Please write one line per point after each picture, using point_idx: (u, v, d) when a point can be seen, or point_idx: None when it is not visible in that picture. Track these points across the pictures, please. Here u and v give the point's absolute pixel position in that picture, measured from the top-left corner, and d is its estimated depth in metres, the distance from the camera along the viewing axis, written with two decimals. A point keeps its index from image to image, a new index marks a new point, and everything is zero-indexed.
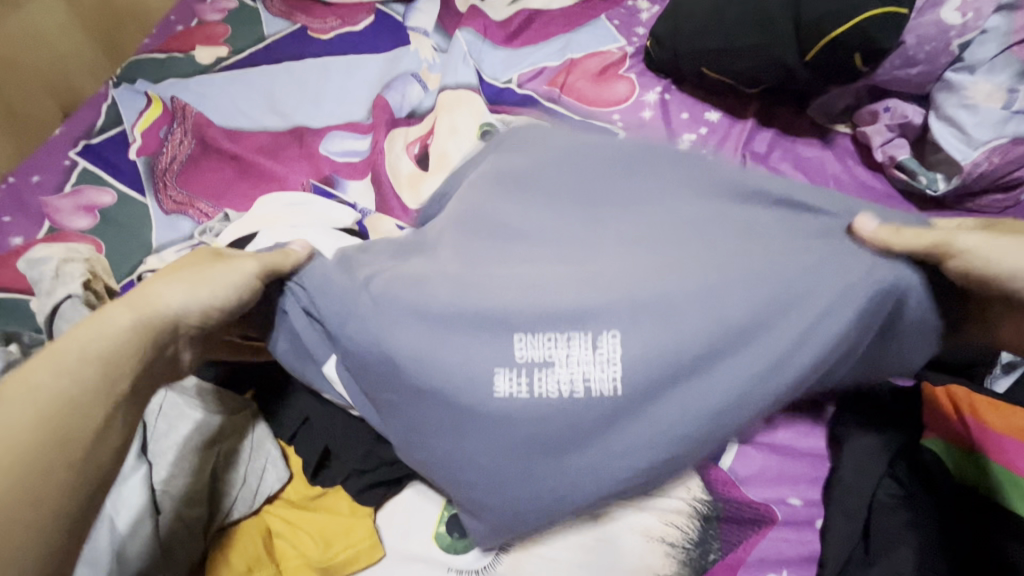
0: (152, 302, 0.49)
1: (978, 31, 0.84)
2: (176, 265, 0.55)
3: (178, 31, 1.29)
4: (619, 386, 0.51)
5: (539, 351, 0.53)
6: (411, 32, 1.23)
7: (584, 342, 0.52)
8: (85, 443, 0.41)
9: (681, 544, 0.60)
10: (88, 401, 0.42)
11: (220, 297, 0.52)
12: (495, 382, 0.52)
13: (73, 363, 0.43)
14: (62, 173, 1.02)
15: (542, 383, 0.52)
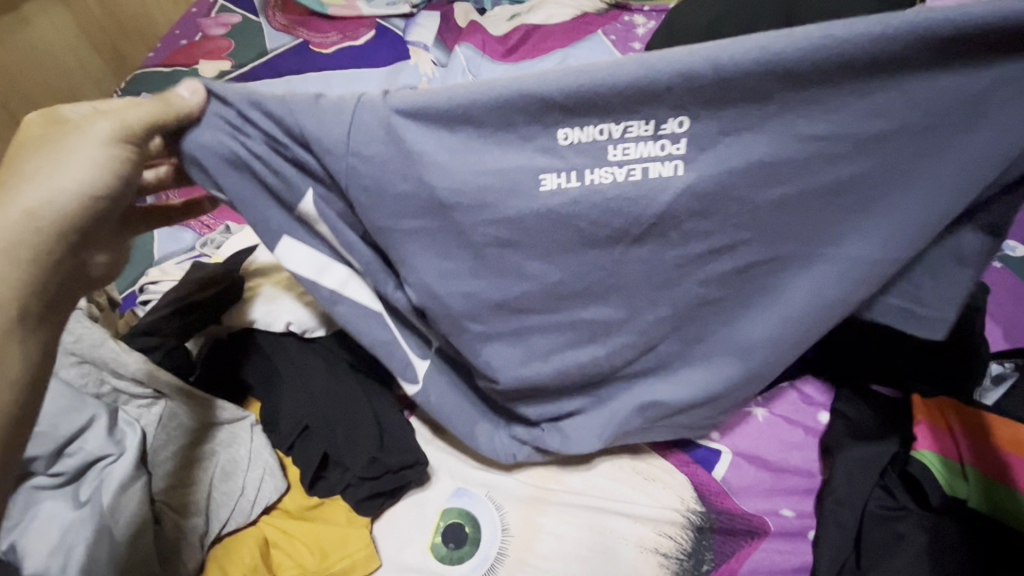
0: (16, 207, 0.41)
1: None
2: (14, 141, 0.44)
3: (182, 45, 1.31)
4: (682, 166, 0.46)
5: (591, 136, 0.45)
6: (411, 46, 1.25)
7: (643, 129, 0.45)
8: None
9: (675, 554, 0.61)
10: None
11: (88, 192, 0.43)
12: (544, 175, 0.47)
13: None
14: None
15: (594, 174, 0.47)
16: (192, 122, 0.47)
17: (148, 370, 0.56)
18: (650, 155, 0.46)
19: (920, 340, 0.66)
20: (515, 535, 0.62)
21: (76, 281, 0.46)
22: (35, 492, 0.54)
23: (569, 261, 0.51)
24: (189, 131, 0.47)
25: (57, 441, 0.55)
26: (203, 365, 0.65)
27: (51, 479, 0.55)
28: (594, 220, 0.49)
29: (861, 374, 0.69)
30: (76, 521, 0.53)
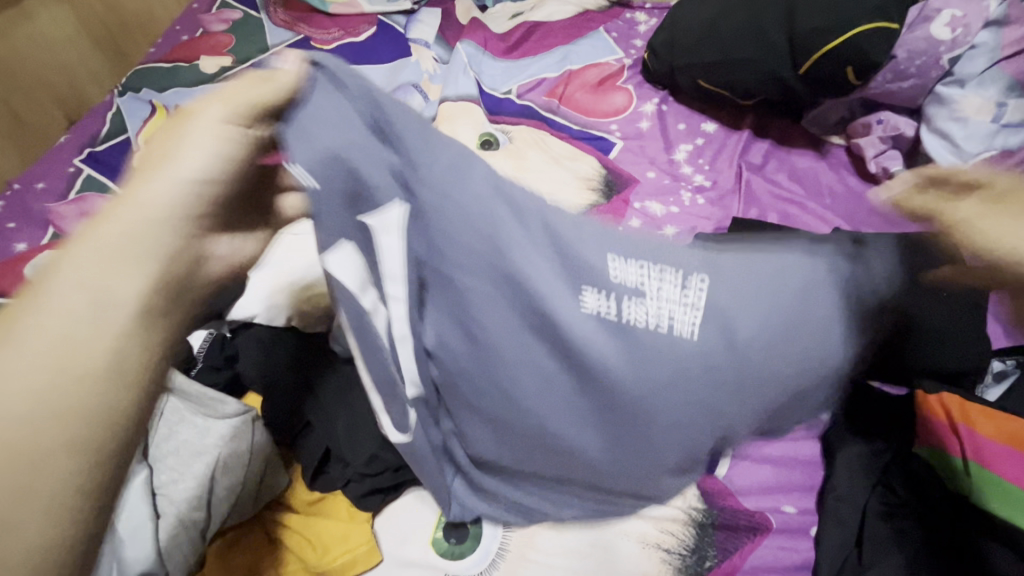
0: (154, 198, 0.38)
1: (967, 46, 0.86)
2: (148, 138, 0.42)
3: (183, 41, 1.31)
4: (696, 330, 0.53)
5: (635, 269, 0.53)
6: (413, 43, 1.25)
7: (674, 277, 0.54)
8: (85, 415, 0.34)
9: (677, 551, 0.61)
10: (131, 370, 0.36)
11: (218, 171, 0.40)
12: (587, 289, 0.52)
13: (130, 319, 0.36)
14: (66, 180, 1.03)
15: (630, 305, 0.53)
16: (299, 98, 0.45)
17: None
18: (671, 311, 0.53)
19: (920, 335, 0.67)
20: (516, 530, 0.62)
21: (199, 280, 0.41)
22: None
23: (593, 332, 0.52)
24: (298, 112, 0.45)
25: None
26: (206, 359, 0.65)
27: None
28: (621, 311, 0.53)
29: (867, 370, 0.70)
30: None
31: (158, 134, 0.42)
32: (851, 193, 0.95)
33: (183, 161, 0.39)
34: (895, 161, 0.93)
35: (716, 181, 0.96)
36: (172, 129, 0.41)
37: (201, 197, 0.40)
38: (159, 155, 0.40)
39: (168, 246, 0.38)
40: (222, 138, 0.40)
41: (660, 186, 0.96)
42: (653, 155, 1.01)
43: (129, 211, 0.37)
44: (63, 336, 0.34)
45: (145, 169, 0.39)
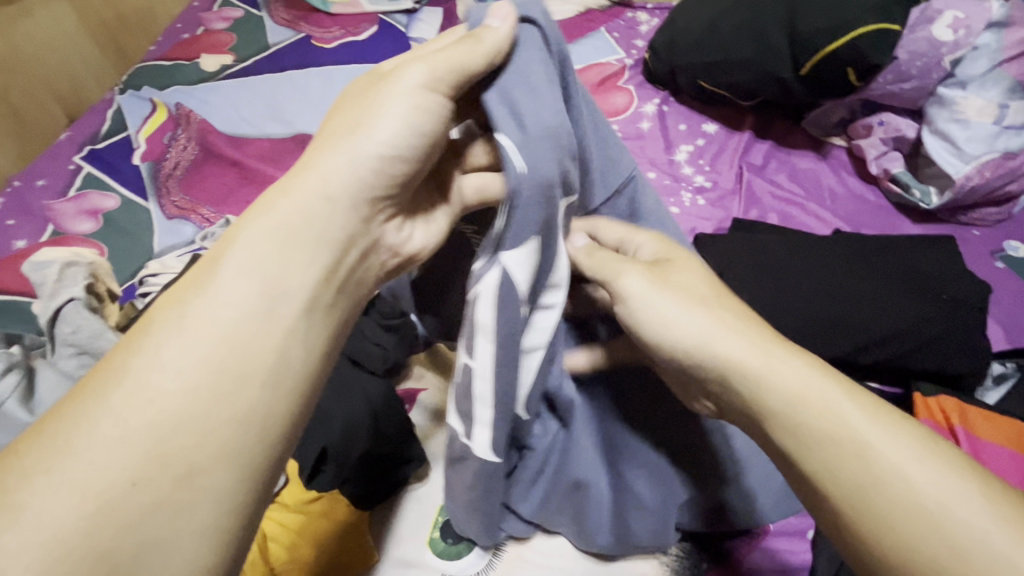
0: (279, 209, 0.39)
1: (969, 47, 0.86)
2: (331, 117, 0.45)
3: (183, 38, 1.31)
4: None
5: None
6: (413, 42, 1.24)
7: None
8: (243, 418, 0.34)
9: (675, 553, 0.60)
10: (253, 382, 0.35)
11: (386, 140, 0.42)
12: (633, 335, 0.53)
13: (203, 351, 0.34)
14: (66, 178, 1.03)
15: None
16: (512, 49, 0.42)
17: None
18: None
19: (919, 337, 0.66)
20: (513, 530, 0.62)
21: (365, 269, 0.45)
22: None
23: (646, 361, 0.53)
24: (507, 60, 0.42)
25: None
26: None
27: None
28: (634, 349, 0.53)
29: (861, 372, 0.69)
30: None
31: (350, 107, 0.45)
32: (852, 195, 0.94)
33: (349, 151, 0.41)
34: (897, 162, 0.92)
35: (716, 182, 0.96)
36: (367, 94, 0.44)
37: (355, 187, 0.41)
38: (345, 127, 0.43)
39: (340, 232, 0.41)
40: (404, 97, 0.42)
41: (661, 186, 0.95)
42: (653, 156, 1.00)
43: (280, 207, 0.39)
44: (224, 322, 0.35)
45: (338, 136, 0.42)
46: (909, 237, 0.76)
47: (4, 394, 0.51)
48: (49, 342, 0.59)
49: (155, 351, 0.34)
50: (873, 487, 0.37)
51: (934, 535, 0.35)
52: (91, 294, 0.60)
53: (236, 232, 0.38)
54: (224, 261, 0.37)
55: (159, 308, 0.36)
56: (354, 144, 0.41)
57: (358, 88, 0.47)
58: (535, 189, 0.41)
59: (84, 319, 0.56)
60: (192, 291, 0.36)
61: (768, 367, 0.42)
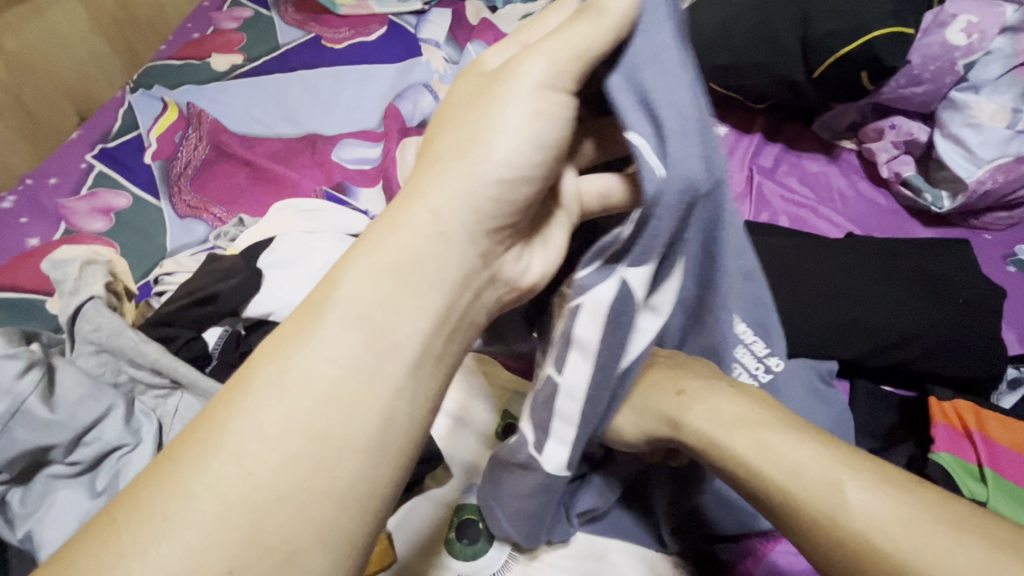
0: (386, 249, 0.36)
1: (983, 51, 0.86)
2: (439, 116, 0.42)
3: (194, 38, 1.31)
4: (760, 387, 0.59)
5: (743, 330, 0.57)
6: (424, 43, 1.25)
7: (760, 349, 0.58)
8: (342, 493, 0.33)
9: (690, 553, 0.61)
10: (350, 453, 0.33)
11: (524, 154, 0.38)
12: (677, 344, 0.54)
13: (301, 419, 0.33)
14: (78, 176, 1.03)
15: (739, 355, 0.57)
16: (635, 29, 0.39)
17: (165, 360, 0.56)
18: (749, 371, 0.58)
19: (935, 339, 0.66)
20: None
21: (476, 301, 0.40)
22: (52, 481, 0.53)
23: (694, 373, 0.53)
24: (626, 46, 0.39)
25: (74, 431, 0.53)
26: (222, 355, 0.62)
27: (69, 469, 0.54)
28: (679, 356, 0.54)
29: (875, 374, 0.70)
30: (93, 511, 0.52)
31: (456, 116, 0.40)
32: (863, 198, 0.94)
33: (455, 179, 0.37)
34: (908, 166, 0.93)
35: (727, 184, 0.96)
36: (479, 97, 0.39)
37: (463, 222, 0.37)
38: (455, 145, 0.38)
39: (454, 270, 0.37)
40: (524, 106, 0.37)
41: None
42: None
43: (376, 247, 0.36)
44: (325, 381, 0.34)
45: (446, 158, 0.38)
46: (923, 240, 0.76)
47: (25, 392, 0.52)
48: (67, 340, 0.59)
49: (252, 413, 0.33)
50: (800, 483, 0.39)
51: (863, 527, 0.36)
52: (110, 293, 0.60)
53: (331, 279, 0.36)
54: (322, 312, 0.35)
55: (253, 358, 0.36)
56: (460, 168, 0.37)
57: (460, 84, 0.43)
58: (676, 192, 0.38)
59: (104, 318, 0.56)
60: (288, 345, 0.35)
61: (709, 396, 0.47)
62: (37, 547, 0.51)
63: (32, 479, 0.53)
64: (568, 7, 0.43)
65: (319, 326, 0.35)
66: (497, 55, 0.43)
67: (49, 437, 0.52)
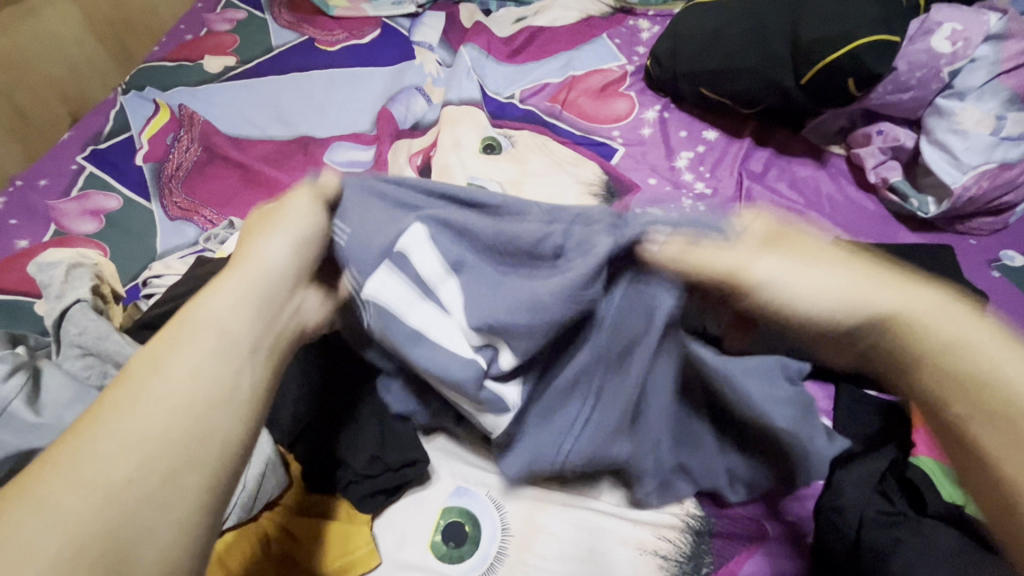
0: (192, 313, 0.42)
1: (967, 59, 0.87)
2: (248, 227, 0.53)
3: (187, 40, 1.31)
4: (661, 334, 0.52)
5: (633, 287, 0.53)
6: (416, 46, 1.25)
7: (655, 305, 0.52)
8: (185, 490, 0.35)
9: (675, 558, 0.61)
10: (189, 454, 0.37)
11: (298, 244, 0.50)
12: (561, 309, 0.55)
13: (147, 432, 0.36)
14: (69, 178, 1.03)
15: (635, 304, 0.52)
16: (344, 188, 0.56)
17: None
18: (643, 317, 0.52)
19: None
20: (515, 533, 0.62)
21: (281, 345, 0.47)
22: None
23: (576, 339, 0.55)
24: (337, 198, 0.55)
25: (62, 432, 0.52)
26: None
27: None
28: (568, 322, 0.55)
29: (858, 378, 0.71)
30: None
31: (266, 231, 0.50)
32: (851, 203, 0.95)
33: (252, 271, 0.47)
34: (895, 172, 0.93)
35: (716, 189, 0.97)
36: (260, 224, 0.51)
37: (255, 292, 0.45)
38: (254, 240, 0.50)
39: (239, 327, 0.43)
40: (310, 226, 0.52)
41: (661, 193, 0.96)
42: (654, 162, 1.02)
43: (198, 313, 0.42)
44: (174, 404, 0.37)
45: (254, 243, 0.49)
46: (908, 246, 0.77)
47: (9, 396, 0.52)
48: (54, 343, 0.59)
49: (95, 442, 0.35)
50: (848, 305, 0.46)
51: (960, 353, 0.42)
52: (96, 296, 0.60)
53: (169, 337, 0.41)
54: (161, 352, 0.40)
55: (97, 402, 0.37)
56: (239, 274, 0.46)
57: (252, 219, 0.54)
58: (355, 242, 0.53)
59: (89, 321, 0.57)
60: (143, 375, 0.38)
61: (791, 272, 0.47)
62: None
63: None
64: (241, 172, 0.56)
65: (160, 368, 0.39)
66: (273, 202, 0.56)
67: (36, 440, 0.51)
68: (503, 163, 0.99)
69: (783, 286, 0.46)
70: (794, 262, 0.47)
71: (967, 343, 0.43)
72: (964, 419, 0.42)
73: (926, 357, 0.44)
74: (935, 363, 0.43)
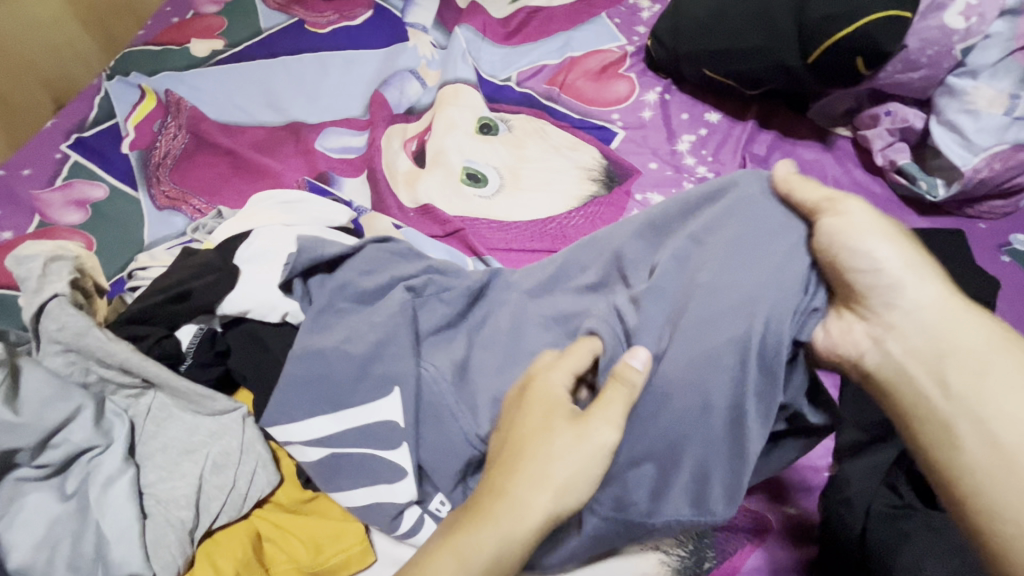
0: (529, 505, 0.46)
1: (981, 35, 0.83)
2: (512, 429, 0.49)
3: (173, 23, 1.27)
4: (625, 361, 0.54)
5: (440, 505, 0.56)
6: (410, 27, 1.20)
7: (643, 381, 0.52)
8: None
9: (677, 552, 0.60)
10: None
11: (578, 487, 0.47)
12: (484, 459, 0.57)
13: None
14: (53, 167, 1.00)
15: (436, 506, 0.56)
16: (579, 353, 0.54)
17: (134, 359, 0.55)
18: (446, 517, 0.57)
19: None
20: None
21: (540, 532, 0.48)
22: (21, 484, 0.52)
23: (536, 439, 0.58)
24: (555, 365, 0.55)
25: (42, 432, 0.52)
26: (196, 355, 0.61)
27: (37, 471, 0.52)
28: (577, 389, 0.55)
29: None
30: (63, 514, 0.51)
31: (531, 465, 0.47)
32: (857, 186, 0.94)
33: (508, 524, 0.45)
34: (902, 154, 0.91)
35: (719, 173, 0.96)
36: (528, 446, 0.48)
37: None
38: (538, 449, 0.47)
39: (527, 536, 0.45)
40: (591, 468, 0.47)
41: (663, 178, 0.95)
42: (655, 145, 1.00)
43: (526, 482, 0.46)
44: None
45: (532, 455, 0.47)
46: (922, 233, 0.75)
47: None
48: (35, 339, 0.56)
49: None
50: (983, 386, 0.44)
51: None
52: (76, 288, 0.58)
53: (499, 487, 0.47)
54: (526, 501, 0.46)
55: (422, 565, 0.45)
56: (588, 445, 0.47)
57: (539, 400, 0.50)
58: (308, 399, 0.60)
59: (68, 314, 0.55)
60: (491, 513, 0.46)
61: (904, 282, 0.47)
62: (3, 553, 0.49)
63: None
64: (583, 355, 0.52)
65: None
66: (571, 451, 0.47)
67: (16, 440, 0.51)
68: (500, 148, 0.98)
69: (894, 294, 0.47)
70: (902, 273, 0.47)
71: (975, 355, 0.45)
72: (902, 380, 0.47)
73: (942, 359, 0.46)
74: (945, 354, 0.46)
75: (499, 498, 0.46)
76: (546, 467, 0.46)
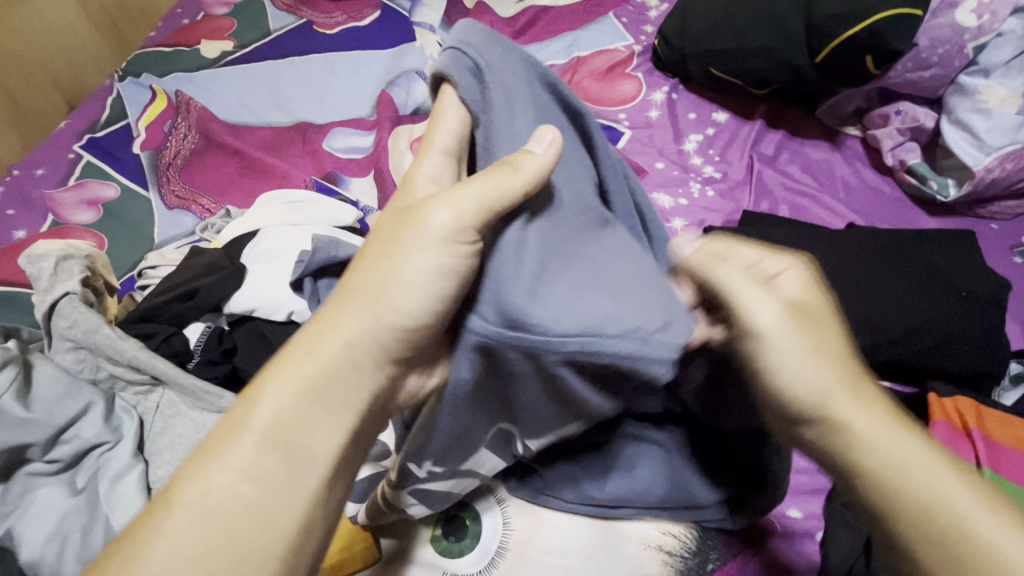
0: (374, 307, 0.40)
1: (993, 33, 0.82)
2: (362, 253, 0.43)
3: (184, 24, 1.29)
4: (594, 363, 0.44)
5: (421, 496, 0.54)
6: (417, 28, 1.21)
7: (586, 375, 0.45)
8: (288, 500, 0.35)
9: (679, 553, 0.60)
10: (269, 464, 0.36)
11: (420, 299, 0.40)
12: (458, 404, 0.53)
13: (253, 443, 0.36)
14: (66, 167, 1.02)
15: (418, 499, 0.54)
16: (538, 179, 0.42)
17: (143, 357, 0.56)
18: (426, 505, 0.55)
19: (932, 338, 0.66)
20: (516, 527, 0.61)
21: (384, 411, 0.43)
22: (32, 478, 0.53)
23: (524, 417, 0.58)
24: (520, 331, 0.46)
25: (52, 428, 0.53)
26: (204, 352, 0.61)
27: (47, 466, 0.53)
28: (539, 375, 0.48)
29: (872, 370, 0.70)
30: (73, 508, 0.52)
31: (364, 274, 0.42)
32: (866, 186, 0.93)
33: (328, 353, 0.39)
34: (913, 154, 0.90)
35: (726, 173, 0.95)
36: (385, 242, 0.42)
37: (297, 417, 0.37)
38: (376, 254, 0.42)
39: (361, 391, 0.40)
40: (439, 278, 0.40)
41: (670, 178, 0.95)
42: (662, 145, 1.00)
43: (337, 305, 0.41)
44: (241, 493, 0.34)
45: (368, 262, 0.42)
46: (932, 233, 0.74)
47: (1, 390, 0.51)
48: (47, 337, 0.57)
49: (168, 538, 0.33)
50: (926, 502, 0.40)
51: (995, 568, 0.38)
52: (87, 286, 0.59)
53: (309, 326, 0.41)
54: (334, 323, 0.40)
55: (217, 428, 0.37)
56: (419, 230, 0.41)
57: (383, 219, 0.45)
58: None
59: (79, 312, 0.55)
60: (292, 351, 0.39)
61: (824, 400, 0.43)
62: (14, 546, 0.50)
63: (12, 477, 0.53)
64: (457, 124, 0.46)
65: (236, 437, 0.36)
66: (414, 256, 0.41)
67: (27, 435, 0.51)
68: None
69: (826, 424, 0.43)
70: (805, 360, 0.43)
71: (902, 454, 0.41)
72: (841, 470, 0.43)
73: (865, 480, 0.42)
74: (876, 456, 0.41)
75: (324, 318, 0.41)
76: (382, 280, 0.41)
